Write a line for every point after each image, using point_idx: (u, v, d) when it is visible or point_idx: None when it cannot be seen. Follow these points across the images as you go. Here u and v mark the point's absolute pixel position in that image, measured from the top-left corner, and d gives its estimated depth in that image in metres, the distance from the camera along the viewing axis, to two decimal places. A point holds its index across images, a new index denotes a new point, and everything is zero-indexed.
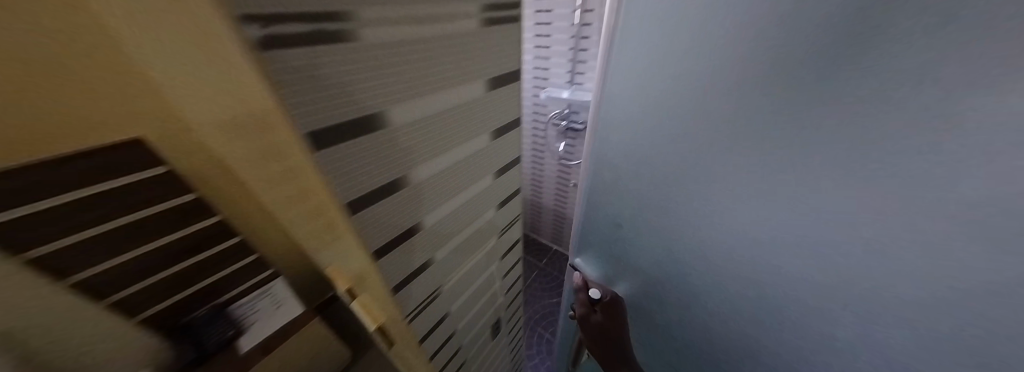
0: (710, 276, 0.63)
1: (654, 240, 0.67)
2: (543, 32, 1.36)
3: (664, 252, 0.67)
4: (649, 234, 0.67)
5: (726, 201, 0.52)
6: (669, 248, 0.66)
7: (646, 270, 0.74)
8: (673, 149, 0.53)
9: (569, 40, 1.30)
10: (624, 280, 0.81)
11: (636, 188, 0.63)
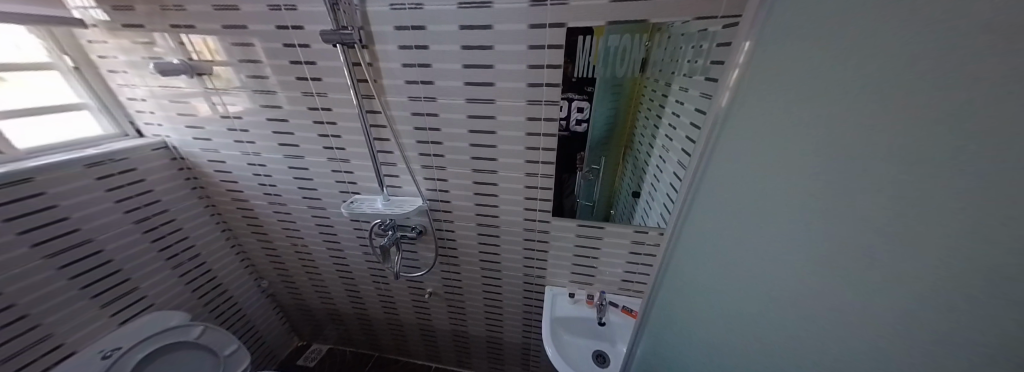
0: (795, 318, 0.37)
1: (724, 258, 0.49)
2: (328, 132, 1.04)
3: (741, 279, 0.46)
4: (726, 251, 0.48)
5: (801, 194, 0.35)
6: (779, 260, 0.39)
7: (706, 310, 0.54)
8: (752, 142, 0.41)
9: (364, 142, 1.02)
10: (676, 331, 0.65)
11: (715, 194, 0.50)
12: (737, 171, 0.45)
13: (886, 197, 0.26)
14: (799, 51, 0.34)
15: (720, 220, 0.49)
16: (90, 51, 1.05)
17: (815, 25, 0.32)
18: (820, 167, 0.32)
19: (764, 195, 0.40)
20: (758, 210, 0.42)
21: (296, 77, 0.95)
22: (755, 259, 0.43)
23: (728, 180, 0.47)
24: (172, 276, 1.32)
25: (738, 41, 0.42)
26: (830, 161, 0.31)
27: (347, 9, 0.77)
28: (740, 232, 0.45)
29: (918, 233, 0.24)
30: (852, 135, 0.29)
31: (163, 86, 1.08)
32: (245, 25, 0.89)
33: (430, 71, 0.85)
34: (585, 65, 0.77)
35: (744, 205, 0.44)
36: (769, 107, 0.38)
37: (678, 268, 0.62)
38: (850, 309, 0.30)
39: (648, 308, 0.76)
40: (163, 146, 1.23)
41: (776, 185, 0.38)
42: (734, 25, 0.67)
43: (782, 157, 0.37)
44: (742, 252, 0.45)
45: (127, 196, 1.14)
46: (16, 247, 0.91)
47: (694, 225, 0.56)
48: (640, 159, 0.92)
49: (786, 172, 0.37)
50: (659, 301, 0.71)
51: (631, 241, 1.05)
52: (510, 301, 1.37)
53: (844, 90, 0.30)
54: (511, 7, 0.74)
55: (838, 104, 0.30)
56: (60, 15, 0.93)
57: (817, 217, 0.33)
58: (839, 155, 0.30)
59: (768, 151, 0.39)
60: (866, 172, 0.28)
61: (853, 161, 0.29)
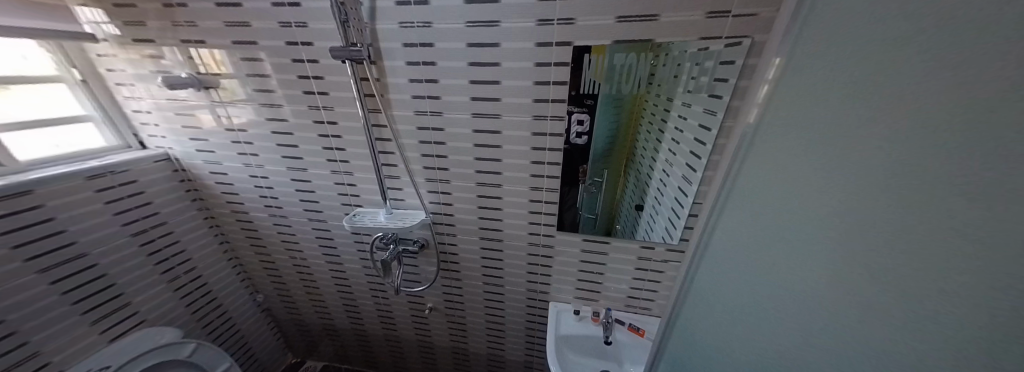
0: (857, 314, 0.37)
1: (792, 253, 0.49)
2: (332, 145, 1.04)
3: (806, 275, 0.46)
4: (794, 247, 0.48)
5: (874, 191, 0.35)
6: (846, 255, 0.39)
7: (769, 305, 0.54)
8: (828, 137, 0.42)
9: (369, 155, 1.02)
10: (730, 328, 0.65)
11: (786, 189, 0.50)
12: (810, 167, 0.45)
13: (964, 203, 0.27)
14: (886, 48, 0.34)
15: (791, 215, 0.49)
16: (99, 65, 1.06)
17: (906, 22, 0.32)
18: (892, 163, 0.33)
19: (835, 191, 0.40)
20: (828, 207, 0.42)
21: (303, 91, 0.96)
22: (820, 254, 0.43)
23: (801, 175, 0.47)
24: (166, 290, 1.29)
25: (826, 40, 0.42)
26: (905, 160, 0.31)
27: (357, 26, 0.79)
28: (809, 227, 0.45)
29: (994, 243, 0.24)
30: (933, 133, 0.29)
31: (169, 99, 1.09)
32: (254, 41, 0.90)
33: (437, 87, 0.86)
34: (590, 81, 0.78)
35: (815, 201, 0.44)
36: (849, 103, 0.39)
37: (740, 264, 0.62)
38: (921, 305, 0.30)
39: (704, 307, 0.77)
40: (166, 158, 1.23)
41: (847, 181, 0.39)
42: (736, 44, 0.68)
43: (856, 153, 0.37)
44: (809, 247, 0.45)
45: (126, 208, 1.13)
46: (9, 262, 0.89)
47: (762, 221, 0.57)
48: (642, 174, 0.92)
49: (858, 169, 0.37)
50: (715, 297, 0.72)
51: (637, 257, 1.04)
52: (512, 317, 1.34)
53: (928, 88, 0.30)
54: (519, 25, 0.75)
55: (917, 102, 0.31)
56: (73, 30, 0.95)
57: (892, 214, 0.33)
58: (914, 153, 0.31)
59: (842, 147, 0.39)
60: (946, 173, 0.28)
61: (930, 158, 0.29)
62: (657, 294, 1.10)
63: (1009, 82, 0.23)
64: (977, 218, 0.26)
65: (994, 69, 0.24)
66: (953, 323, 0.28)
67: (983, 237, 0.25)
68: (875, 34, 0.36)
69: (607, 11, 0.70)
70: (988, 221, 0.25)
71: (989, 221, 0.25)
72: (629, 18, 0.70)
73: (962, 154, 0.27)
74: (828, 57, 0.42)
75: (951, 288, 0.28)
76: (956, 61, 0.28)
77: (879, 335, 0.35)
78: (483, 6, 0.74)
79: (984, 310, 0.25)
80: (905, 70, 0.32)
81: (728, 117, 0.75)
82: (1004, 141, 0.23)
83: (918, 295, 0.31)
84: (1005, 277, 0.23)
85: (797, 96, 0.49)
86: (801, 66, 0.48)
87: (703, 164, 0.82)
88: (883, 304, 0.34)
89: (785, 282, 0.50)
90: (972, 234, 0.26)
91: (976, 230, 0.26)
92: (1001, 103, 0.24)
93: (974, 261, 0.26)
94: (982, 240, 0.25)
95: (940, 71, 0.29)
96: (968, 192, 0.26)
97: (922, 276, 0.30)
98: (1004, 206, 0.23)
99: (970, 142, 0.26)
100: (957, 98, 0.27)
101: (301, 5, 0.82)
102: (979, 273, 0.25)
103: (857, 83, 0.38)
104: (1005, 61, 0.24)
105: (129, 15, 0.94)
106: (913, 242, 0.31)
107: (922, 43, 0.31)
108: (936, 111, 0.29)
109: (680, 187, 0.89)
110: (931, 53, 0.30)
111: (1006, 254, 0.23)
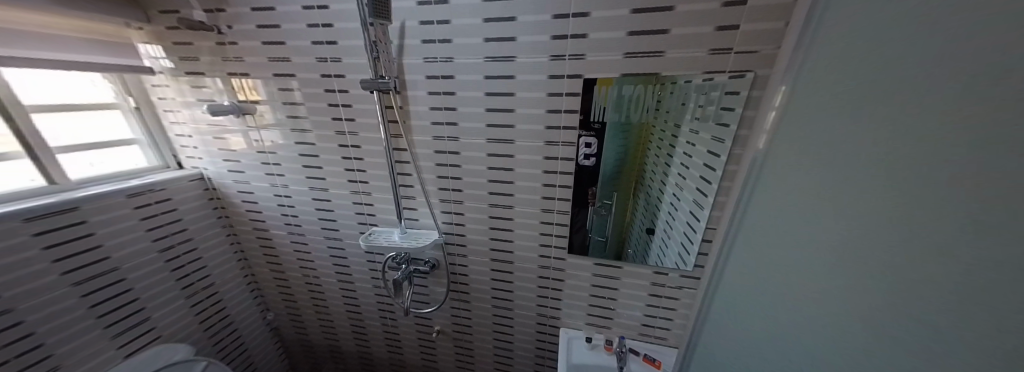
0: (876, 340, 0.37)
1: (808, 277, 0.49)
2: (354, 166, 1.10)
3: (821, 299, 0.45)
4: (811, 271, 0.48)
5: (888, 214, 0.36)
6: (862, 278, 0.39)
7: (786, 331, 0.53)
8: (843, 163, 0.43)
9: (388, 177, 1.07)
10: (748, 356, 0.63)
11: (802, 213, 0.51)
12: (825, 191, 0.46)
13: (978, 227, 0.27)
14: (893, 82, 0.36)
15: (807, 238, 0.49)
16: (152, 94, 1.18)
17: (908, 58, 0.35)
18: (907, 188, 0.34)
19: (850, 214, 0.41)
20: (844, 230, 0.42)
21: (332, 117, 1.03)
22: (837, 278, 0.43)
23: (817, 200, 0.48)
24: (184, 306, 1.32)
25: (846, 66, 0.44)
26: (919, 186, 0.32)
27: (386, 61, 0.86)
28: (824, 250, 0.45)
29: (1007, 267, 0.25)
30: (943, 161, 0.30)
31: (209, 124, 1.18)
32: (292, 73, 0.99)
33: (455, 114, 0.92)
34: (601, 109, 0.82)
35: (830, 223, 0.45)
36: (862, 130, 0.40)
37: (757, 288, 0.62)
38: (940, 330, 0.30)
39: (722, 335, 0.74)
40: (199, 178, 1.31)
41: (862, 204, 0.39)
42: (740, 77, 0.72)
43: (870, 178, 0.38)
44: (825, 271, 0.45)
45: (158, 224, 1.19)
46: (47, 275, 0.94)
47: (778, 245, 0.57)
48: (653, 197, 0.93)
49: (871, 193, 0.38)
50: (732, 323, 0.70)
51: (651, 282, 1.02)
52: (522, 343, 1.31)
53: (934, 117, 0.32)
54: (532, 60, 0.81)
55: (926, 132, 0.32)
56: (136, 65, 1.07)
57: (905, 236, 0.34)
58: (928, 179, 0.32)
59: (857, 172, 0.40)
60: (957, 198, 0.29)
61: (942, 184, 0.30)
62: (671, 322, 1.07)
63: (1013, 113, 0.24)
64: (989, 243, 0.26)
65: (996, 102, 0.26)
66: (974, 350, 0.27)
67: (1001, 264, 0.25)
68: (884, 67, 0.38)
69: (615, 48, 0.76)
70: (1004, 246, 0.25)
71: (1005, 246, 0.25)
72: (635, 54, 0.75)
73: (971, 182, 0.28)
74: (840, 87, 0.45)
75: (967, 313, 0.28)
76: (959, 95, 0.29)
77: (894, 359, 0.34)
78: (500, 43, 0.81)
79: (1000, 338, 0.25)
80: (909, 99, 0.34)
81: (736, 144, 0.77)
82: (1016, 167, 0.24)
83: (936, 321, 0.30)
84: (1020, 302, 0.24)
85: (813, 121, 0.50)
86: (816, 95, 0.50)
87: (713, 189, 0.83)
88: (901, 327, 0.34)
89: (801, 304, 0.50)
90: (988, 257, 0.26)
91: (990, 253, 0.26)
92: (1004, 135, 0.25)
93: (991, 286, 0.26)
94: (999, 266, 0.25)
95: (945, 99, 0.31)
96: (984, 218, 0.27)
97: (941, 297, 0.30)
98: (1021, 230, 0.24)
99: (981, 169, 0.27)
100: (964, 126, 0.29)
101: (337, 43, 0.91)
102: (998, 299, 0.25)
103: (868, 113, 0.39)
104: (1004, 94, 0.25)
105: (186, 51, 1.05)
106: (929, 267, 0.31)
107: (924, 74, 0.33)
108: (943, 140, 0.30)
109: (692, 212, 0.89)
110: (936, 85, 0.32)
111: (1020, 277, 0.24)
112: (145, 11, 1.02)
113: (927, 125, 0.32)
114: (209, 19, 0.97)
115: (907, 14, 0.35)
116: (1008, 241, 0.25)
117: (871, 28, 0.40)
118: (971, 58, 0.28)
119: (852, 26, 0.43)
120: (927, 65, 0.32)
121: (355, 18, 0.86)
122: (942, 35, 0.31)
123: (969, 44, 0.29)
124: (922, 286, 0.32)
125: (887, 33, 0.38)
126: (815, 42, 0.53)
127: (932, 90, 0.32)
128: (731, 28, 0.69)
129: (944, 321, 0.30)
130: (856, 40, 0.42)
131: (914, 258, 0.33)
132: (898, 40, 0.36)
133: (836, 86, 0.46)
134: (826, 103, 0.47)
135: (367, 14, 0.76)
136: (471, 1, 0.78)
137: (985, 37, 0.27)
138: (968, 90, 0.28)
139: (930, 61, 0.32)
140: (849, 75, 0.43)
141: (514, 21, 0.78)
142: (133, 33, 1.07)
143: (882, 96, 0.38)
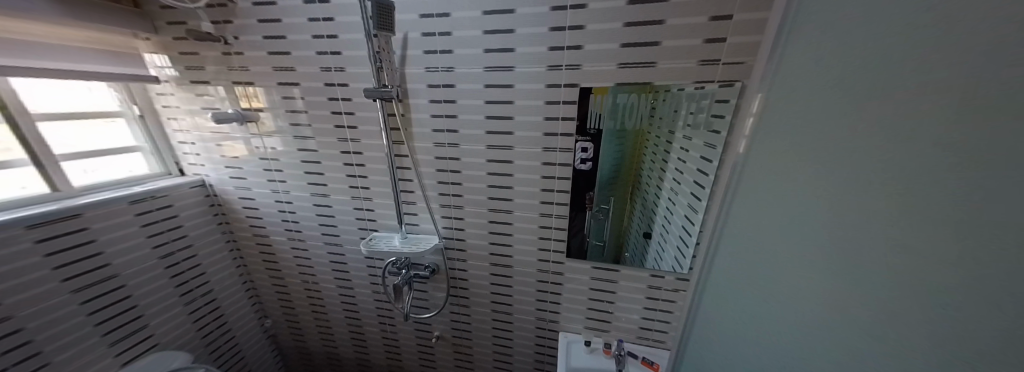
0: (855, 334, 0.39)
1: (795, 276, 0.51)
2: (356, 173, 1.12)
3: (808, 297, 0.47)
4: (798, 270, 0.50)
5: (865, 216, 0.38)
6: (845, 276, 0.41)
7: (773, 329, 0.55)
8: (821, 166, 0.46)
9: (388, 182, 1.09)
10: (739, 354, 0.65)
11: (786, 214, 0.53)
12: (808, 194, 0.48)
13: (951, 228, 0.29)
14: (864, 91, 0.39)
15: (792, 239, 0.51)
16: (157, 102, 1.20)
17: (879, 69, 0.37)
18: (882, 192, 0.36)
19: (831, 215, 0.43)
20: (826, 230, 0.44)
21: (334, 125, 1.05)
22: (821, 276, 0.45)
23: (800, 201, 0.50)
24: (182, 313, 1.32)
25: (823, 75, 0.47)
26: (889, 189, 0.35)
27: (389, 71, 0.89)
28: (809, 249, 0.47)
29: (984, 264, 0.26)
30: (910, 166, 0.33)
31: (212, 131, 1.20)
32: (296, 82, 1.01)
33: (455, 121, 0.95)
34: (597, 116, 0.85)
35: (812, 224, 0.47)
36: (838, 136, 0.43)
37: (748, 288, 0.63)
38: (911, 323, 0.32)
39: (715, 336, 0.76)
40: (200, 184, 1.32)
41: (842, 205, 0.42)
42: (729, 86, 0.75)
43: (848, 181, 0.41)
44: (810, 270, 0.47)
45: (158, 231, 1.20)
46: (48, 282, 0.95)
47: (766, 246, 0.59)
48: (648, 201, 0.95)
49: (850, 194, 0.40)
50: (723, 323, 0.72)
51: (647, 286, 1.04)
52: (520, 347, 1.31)
53: (902, 126, 0.34)
54: (531, 70, 0.84)
55: (894, 139, 0.34)
56: (139, 73, 1.09)
57: (880, 236, 0.36)
58: (897, 183, 0.34)
59: (835, 176, 0.43)
60: (929, 200, 0.31)
61: (909, 187, 0.33)
62: (668, 325, 1.08)
63: (984, 121, 0.26)
64: (959, 243, 0.28)
65: (965, 113, 0.28)
66: (945, 342, 0.29)
67: (974, 259, 0.27)
68: (856, 77, 0.40)
69: (609, 59, 0.79)
70: (976, 243, 0.27)
71: (977, 243, 0.27)
72: (628, 64, 0.78)
73: (942, 185, 0.30)
74: (814, 94, 0.48)
75: (938, 309, 0.30)
76: (925, 105, 0.31)
77: (873, 351, 0.36)
78: (499, 53, 0.84)
79: (974, 332, 0.27)
80: (878, 107, 0.36)
81: (726, 150, 0.80)
82: (984, 169, 0.26)
83: (909, 314, 0.32)
84: (995, 297, 0.25)
85: (794, 127, 0.53)
86: (796, 102, 0.53)
87: (706, 193, 0.85)
88: (879, 322, 0.36)
89: (788, 304, 0.51)
90: (958, 253, 0.28)
91: (962, 250, 0.28)
92: (975, 142, 0.27)
93: (963, 281, 0.28)
94: (973, 262, 0.27)
95: (911, 110, 0.33)
96: (957, 218, 0.28)
97: (913, 293, 0.32)
98: (992, 228, 0.26)
99: (951, 174, 0.29)
100: (933, 134, 0.31)
101: (341, 53, 0.93)
102: (972, 295, 0.27)
103: (844, 120, 0.42)
104: (972, 105, 0.27)
105: (191, 60, 1.07)
106: (901, 265, 0.33)
107: (893, 85, 0.35)
108: (910, 148, 0.33)
109: (686, 215, 0.91)
110: (902, 95, 0.34)
111: (995, 273, 0.25)
112: (152, 22, 1.04)
113: (893, 133, 0.35)
114: (216, 30, 1.00)
115: (875, 30, 0.38)
116: (980, 238, 0.27)
117: (841, 42, 0.43)
118: (937, 71, 0.31)
119: (825, 38, 0.46)
120: (896, 77, 0.35)
121: (359, 29, 0.89)
122: (907, 51, 0.34)
123: (931, 60, 0.31)
124: (894, 282, 0.34)
125: (855, 46, 0.41)
126: (794, 53, 0.56)
127: (899, 102, 0.34)
128: (719, 41, 0.72)
129: (915, 315, 0.32)
130: (833, 51, 0.45)
131: (889, 256, 0.35)
132: (867, 53, 0.39)
133: (812, 94, 0.49)
134: (806, 109, 0.50)
135: (371, 26, 0.79)
136: (471, 13, 0.81)
137: (951, 53, 0.30)
138: (934, 102, 0.31)
139: (896, 74, 0.35)
140: (826, 84, 0.46)
141: (513, 33, 0.81)
142: (141, 43, 1.09)
143: (853, 105, 0.40)
